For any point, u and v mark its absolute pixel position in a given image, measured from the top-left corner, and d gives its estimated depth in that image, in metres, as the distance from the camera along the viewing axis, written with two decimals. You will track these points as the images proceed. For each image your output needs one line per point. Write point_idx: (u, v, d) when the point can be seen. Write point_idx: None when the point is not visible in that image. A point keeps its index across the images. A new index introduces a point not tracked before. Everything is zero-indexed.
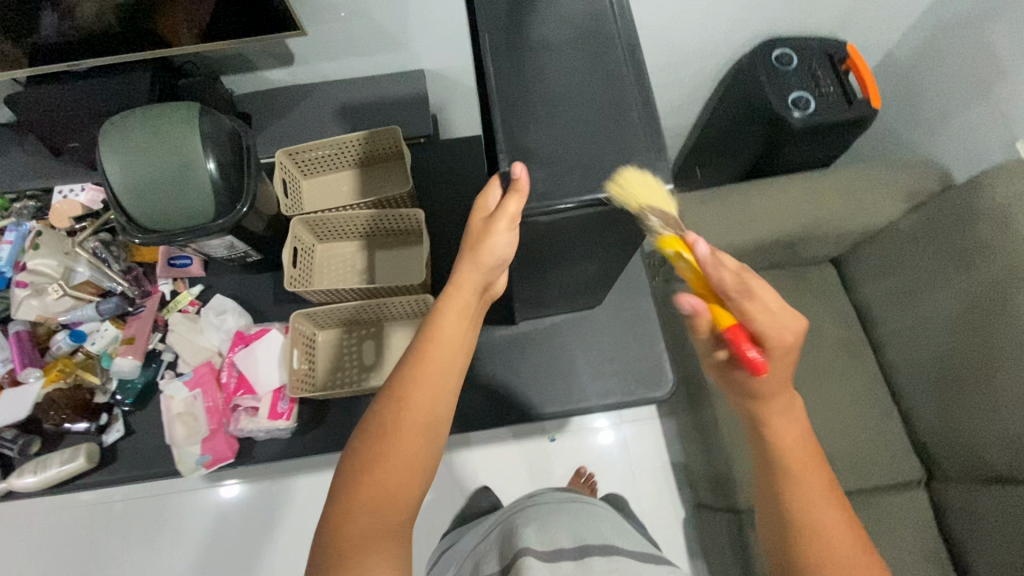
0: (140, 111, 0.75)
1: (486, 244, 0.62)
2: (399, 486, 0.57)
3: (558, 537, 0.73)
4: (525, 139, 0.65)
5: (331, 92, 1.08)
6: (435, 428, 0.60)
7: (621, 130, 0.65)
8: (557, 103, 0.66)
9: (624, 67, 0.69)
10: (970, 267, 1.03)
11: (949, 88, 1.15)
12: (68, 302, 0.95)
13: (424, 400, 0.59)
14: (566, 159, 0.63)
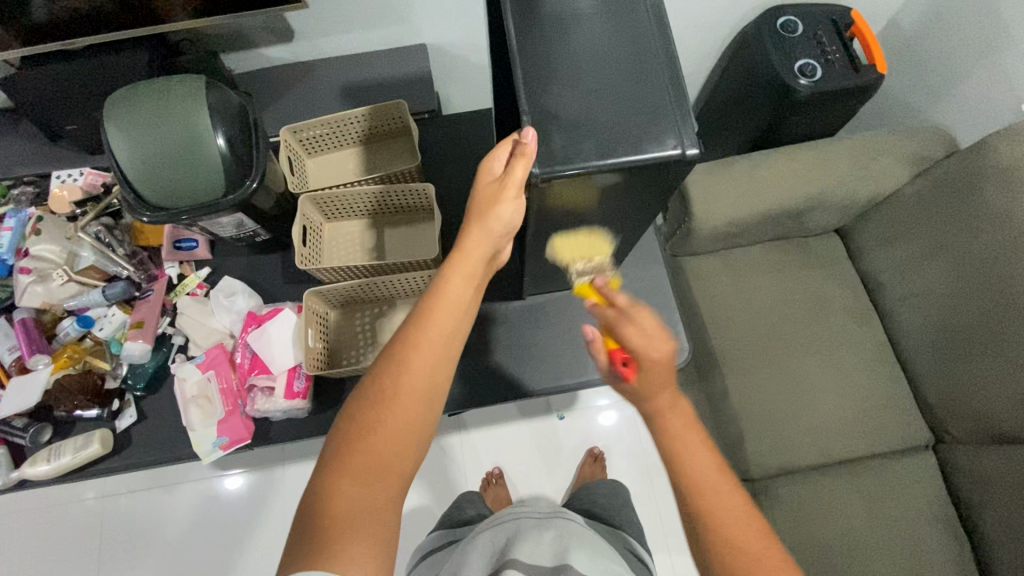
0: (145, 85, 0.73)
1: (493, 212, 0.64)
2: (393, 456, 0.56)
3: (545, 549, 0.77)
4: (547, 103, 0.63)
5: (333, 69, 1.06)
6: (434, 396, 0.60)
7: (645, 94, 0.64)
8: (579, 65, 0.65)
9: (650, 30, 0.67)
10: (978, 230, 1.04)
11: (954, 52, 1.15)
12: (73, 287, 0.93)
13: (424, 365, 0.59)
14: (588, 123, 0.63)
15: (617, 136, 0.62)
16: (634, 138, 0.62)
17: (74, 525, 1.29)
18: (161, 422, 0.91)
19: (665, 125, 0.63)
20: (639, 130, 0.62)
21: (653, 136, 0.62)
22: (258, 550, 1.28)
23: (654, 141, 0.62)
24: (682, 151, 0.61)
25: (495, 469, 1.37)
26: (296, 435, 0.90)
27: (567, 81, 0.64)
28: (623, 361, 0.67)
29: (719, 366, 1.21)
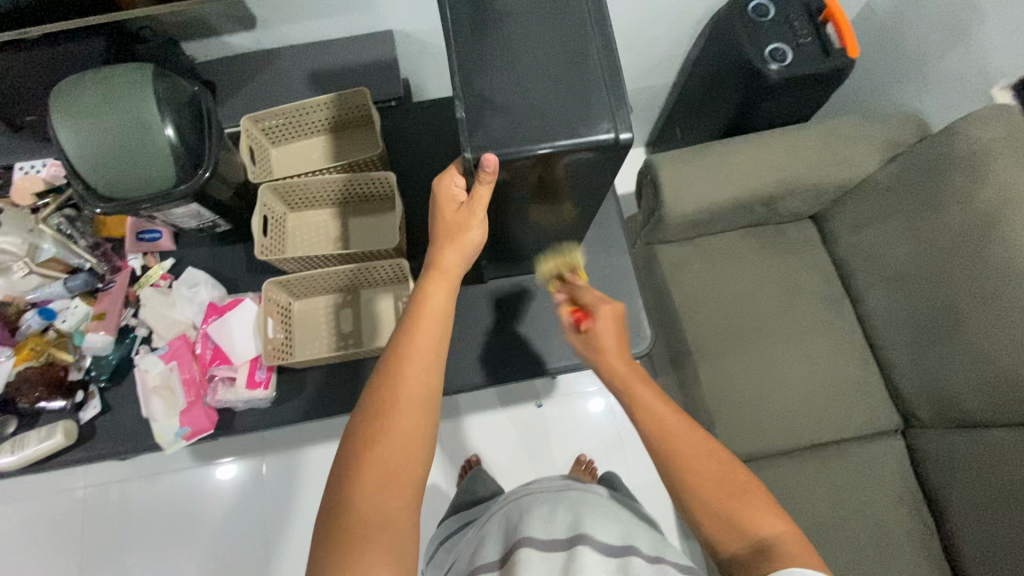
0: (92, 74, 0.75)
1: (463, 233, 0.67)
2: (403, 467, 0.56)
3: (558, 524, 0.66)
4: (483, 87, 0.64)
5: (297, 57, 1.04)
6: (430, 404, 0.60)
7: (579, 78, 0.64)
8: (515, 49, 0.65)
9: (588, 12, 0.67)
10: (945, 216, 1.04)
11: (926, 35, 1.14)
12: (35, 280, 0.94)
13: (416, 373, 0.60)
14: (522, 107, 0.63)
15: (551, 121, 0.62)
16: (569, 124, 0.62)
17: (56, 516, 1.31)
18: (125, 414, 0.91)
19: (600, 111, 0.63)
20: (575, 115, 0.63)
21: (588, 121, 0.63)
22: (263, 544, 1.29)
23: (587, 126, 0.62)
24: (616, 137, 0.62)
25: (472, 455, 1.37)
26: (261, 424, 0.91)
27: (501, 65, 0.64)
28: (579, 318, 0.78)
29: (691, 354, 1.22)
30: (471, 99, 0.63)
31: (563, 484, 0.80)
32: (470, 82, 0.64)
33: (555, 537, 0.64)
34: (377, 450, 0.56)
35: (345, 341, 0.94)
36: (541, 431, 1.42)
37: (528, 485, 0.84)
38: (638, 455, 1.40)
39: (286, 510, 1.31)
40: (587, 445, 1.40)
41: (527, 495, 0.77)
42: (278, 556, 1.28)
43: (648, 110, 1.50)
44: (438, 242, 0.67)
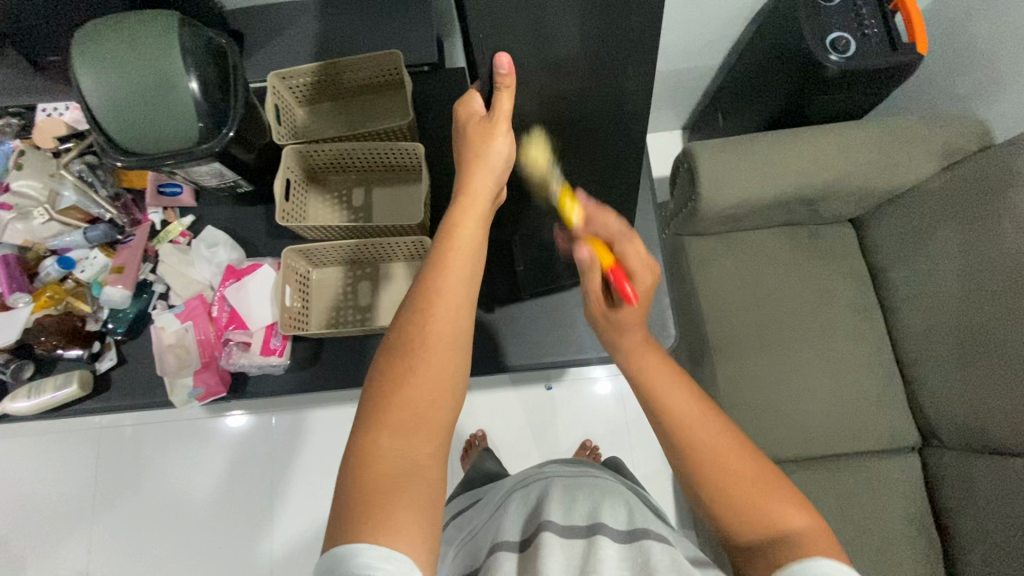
0: (117, 18, 0.72)
1: (487, 149, 0.62)
2: (430, 411, 0.54)
3: (579, 510, 0.65)
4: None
5: (327, 7, 0.98)
6: (461, 342, 0.57)
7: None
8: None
9: None
10: (998, 236, 0.98)
11: (1004, 34, 1.04)
12: (55, 226, 0.93)
13: (447, 314, 0.56)
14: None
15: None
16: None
17: (69, 453, 1.34)
18: (140, 369, 0.93)
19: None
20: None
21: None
22: (270, 498, 1.31)
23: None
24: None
25: (478, 432, 1.38)
26: (271, 390, 0.92)
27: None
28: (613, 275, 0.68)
29: (709, 352, 1.19)
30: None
31: (578, 467, 0.78)
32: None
33: (575, 524, 0.62)
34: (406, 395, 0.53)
35: (362, 314, 0.92)
36: (550, 412, 1.41)
37: (543, 465, 0.81)
38: (644, 444, 1.39)
39: (292, 468, 1.33)
40: (593, 430, 1.39)
41: (543, 474, 0.75)
42: (284, 511, 1.31)
43: (690, 92, 1.42)
44: (464, 162, 0.62)
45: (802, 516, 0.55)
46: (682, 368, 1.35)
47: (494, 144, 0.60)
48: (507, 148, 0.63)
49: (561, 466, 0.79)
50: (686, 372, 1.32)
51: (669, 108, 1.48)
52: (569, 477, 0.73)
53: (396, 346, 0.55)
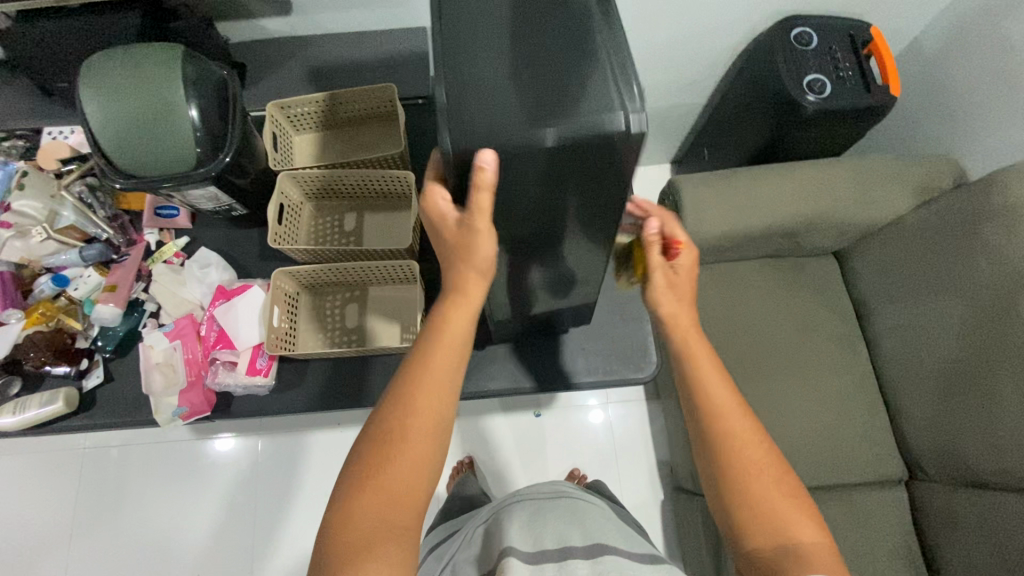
0: (123, 49, 0.76)
1: (472, 251, 0.56)
2: (407, 494, 0.55)
3: (546, 534, 0.64)
4: (463, 26, 0.56)
5: (328, 44, 1.04)
6: (442, 430, 0.58)
7: (589, 10, 0.57)
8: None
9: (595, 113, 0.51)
10: (974, 269, 1.00)
11: (975, 80, 1.10)
12: (53, 245, 0.95)
13: (429, 403, 0.57)
14: (518, 32, 0.56)
15: (554, 73, 0.53)
16: (572, 106, 0.51)
17: (55, 473, 1.34)
18: (126, 387, 0.93)
19: (610, 67, 0.54)
20: (618, 65, 0.54)
21: (591, 103, 0.51)
22: (252, 523, 1.30)
23: (596, 108, 0.51)
24: (624, 120, 0.50)
25: (466, 458, 1.37)
26: (256, 411, 0.92)
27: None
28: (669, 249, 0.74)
29: None
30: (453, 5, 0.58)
31: (552, 491, 0.77)
32: (453, 9, 0.58)
33: (544, 549, 0.61)
34: (382, 474, 0.55)
35: (349, 336, 0.94)
36: (539, 441, 1.40)
37: (519, 492, 0.80)
38: (632, 475, 1.38)
39: (274, 492, 1.32)
40: (582, 459, 1.39)
41: (515, 503, 0.74)
42: (265, 537, 1.29)
43: (679, 128, 1.47)
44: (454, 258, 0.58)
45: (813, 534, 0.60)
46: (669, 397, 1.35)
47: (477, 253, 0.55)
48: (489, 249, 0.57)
49: (535, 493, 0.78)
50: (673, 402, 1.31)
51: (658, 143, 1.54)
52: (541, 504, 0.72)
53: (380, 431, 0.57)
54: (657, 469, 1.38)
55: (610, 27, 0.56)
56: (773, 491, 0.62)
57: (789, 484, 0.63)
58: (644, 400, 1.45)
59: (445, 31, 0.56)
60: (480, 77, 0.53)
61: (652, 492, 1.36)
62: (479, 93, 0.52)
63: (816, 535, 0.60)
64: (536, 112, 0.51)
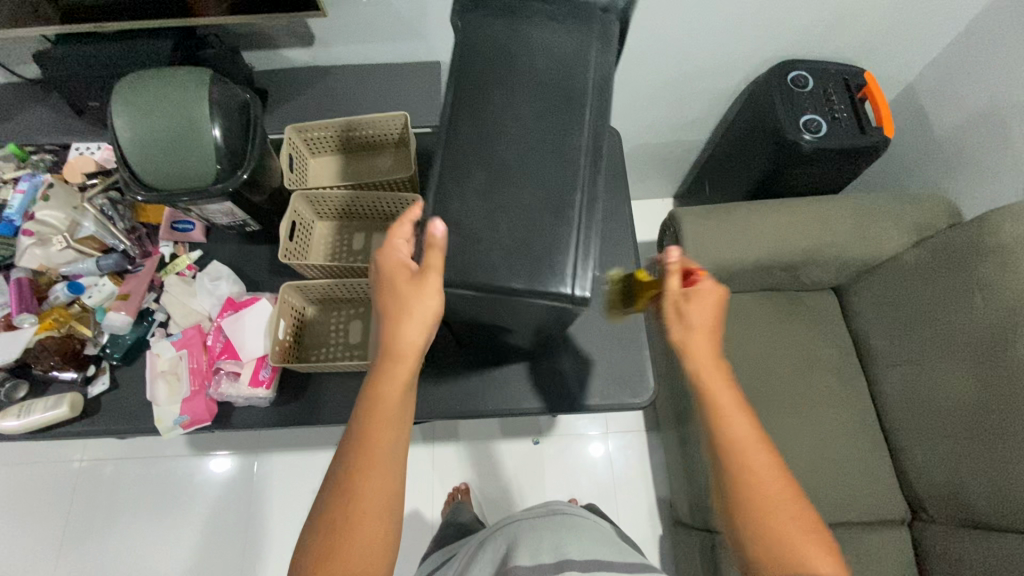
0: (154, 72, 0.81)
1: (415, 307, 0.59)
2: (364, 569, 0.58)
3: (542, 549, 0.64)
4: (465, 151, 0.60)
5: (347, 74, 1.10)
6: (395, 500, 0.61)
7: (580, 158, 0.61)
8: (538, 83, 0.63)
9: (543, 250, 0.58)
10: (970, 306, 1.01)
11: (966, 124, 1.13)
12: (71, 254, 0.98)
13: (379, 477, 0.60)
14: (507, 172, 0.60)
15: (528, 226, 0.58)
16: (533, 266, 0.57)
17: (53, 486, 1.35)
18: (130, 395, 0.95)
19: (575, 232, 0.58)
20: (587, 229, 0.59)
21: (550, 269, 0.57)
22: (242, 543, 1.31)
23: (550, 277, 0.57)
24: (572, 293, 0.57)
25: (462, 484, 1.36)
26: (256, 422, 0.93)
27: (500, 102, 0.62)
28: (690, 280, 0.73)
29: (694, 411, 1.19)
30: (462, 128, 0.61)
31: (546, 510, 0.78)
32: (462, 132, 0.61)
33: (541, 562, 0.61)
34: (338, 555, 0.58)
35: (351, 351, 0.96)
36: (536, 469, 1.39)
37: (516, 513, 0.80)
38: (630, 508, 1.36)
39: (267, 512, 1.33)
40: (579, 489, 1.37)
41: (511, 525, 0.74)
42: (255, 559, 1.29)
43: (681, 164, 1.52)
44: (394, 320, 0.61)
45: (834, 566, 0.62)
46: (668, 429, 1.34)
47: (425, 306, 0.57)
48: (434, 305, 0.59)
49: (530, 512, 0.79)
50: (672, 433, 1.31)
51: (661, 177, 1.58)
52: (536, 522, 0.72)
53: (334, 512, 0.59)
54: (655, 502, 1.37)
55: (591, 183, 0.60)
56: (789, 526, 0.63)
57: (805, 519, 0.64)
58: (643, 432, 1.44)
59: (449, 161, 0.60)
60: (467, 223, 0.58)
61: (651, 526, 1.34)
62: (459, 241, 0.58)
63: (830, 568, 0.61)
64: (502, 241, 0.58)
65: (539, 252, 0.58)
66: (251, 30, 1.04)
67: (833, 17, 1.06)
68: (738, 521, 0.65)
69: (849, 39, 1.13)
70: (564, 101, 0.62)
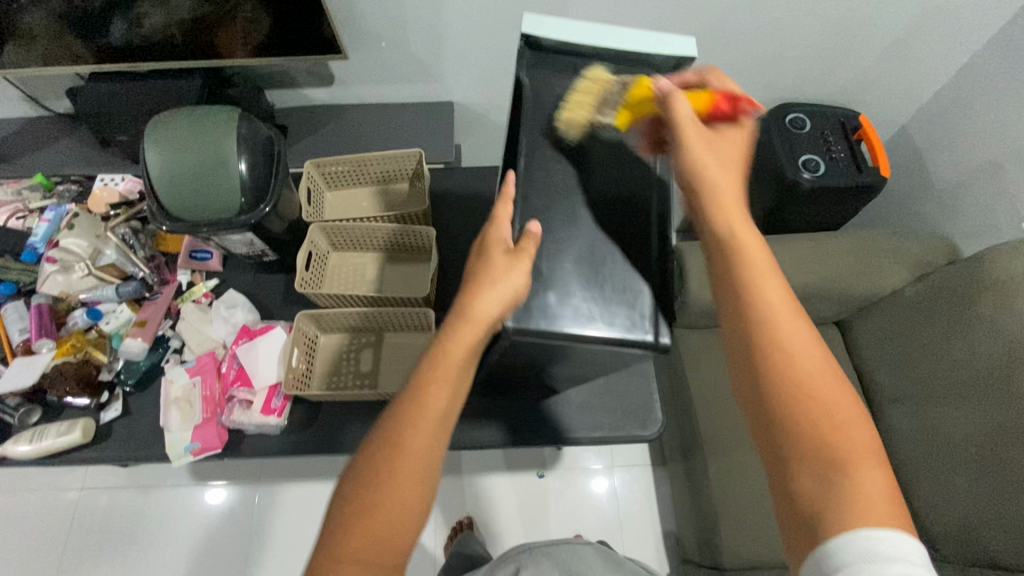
0: (187, 110, 0.85)
1: (501, 279, 0.60)
2: (395, 533, 0.53)
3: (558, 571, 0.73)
4: (544, 210, 0.69)
5: (364, 113, 1.16)
6: (434, 471, 0.56)
7: (644, 220, 0.70)
8: (598, 149, 0.72)
9: (624, 304, 0.67)
10: (972, 339, 1.02)
11: (958, 165, 1.18)
12: (91, 281, 1.01)
13: (424, 438, 0.56)
14: (582, 231, 0.69)
15: (605, 282, 0.67)
16: (612, 317, 0.66)
17: (50, 514, 1.33)
18: (142, 421, 0.95)
19: (647, 288, 0.68)
20: (655, 284, 0.68)
21: (628, 320, 0.66)
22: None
23: (631, 324, 0.66)
24: (653, 339, 0.65)
25: (465, 518, 1.34)
26: (266, 451, 0.93)
27: (570, 168, 0.71)
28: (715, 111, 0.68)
29: (701, 444, 1.19)
30: (539, 190, 0.69)
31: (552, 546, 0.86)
32: (540, 193, 0.69)
33: None
34: (371, 513, 0.52)
35: (361, 380, 0.97)
36: (540, 503, 1.37)
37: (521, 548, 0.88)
38: (636, 545, 1.34)
39: (266, 545, 1.31)
40: (584, 524, 1.36)
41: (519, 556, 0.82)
42: None
43: None
44: (474, 284, 0.60)
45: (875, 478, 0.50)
46: (674, 463, 1.34)
47: (514, 283, 0.59)
48: (523, 287, 0.61)
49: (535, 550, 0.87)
50: (679, 467, 1.30)
51: None
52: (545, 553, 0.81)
53: (372, 467, 0.54)
54: (662, 539, 1.34)
55: (652, 241, 0.70)
56: (831, 430, 0.51)
57: (855, 432, 0.51)
58: (648, 466, 1.43)
59: (526, 217, 0.68)
60: (553, 278, 0.66)
61: (657, 565, 1.31)
62: (543, 289, 0.65)
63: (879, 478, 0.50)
64: (587, 295, 0.67)
65: (620, 301, 0.67)
66: (276, 72, 1.10)
67: (825, 61, 1.12)
68: (771, 418, 0.54)
69: (843, 84, 1.19)
70: (623, 168, 0.72)
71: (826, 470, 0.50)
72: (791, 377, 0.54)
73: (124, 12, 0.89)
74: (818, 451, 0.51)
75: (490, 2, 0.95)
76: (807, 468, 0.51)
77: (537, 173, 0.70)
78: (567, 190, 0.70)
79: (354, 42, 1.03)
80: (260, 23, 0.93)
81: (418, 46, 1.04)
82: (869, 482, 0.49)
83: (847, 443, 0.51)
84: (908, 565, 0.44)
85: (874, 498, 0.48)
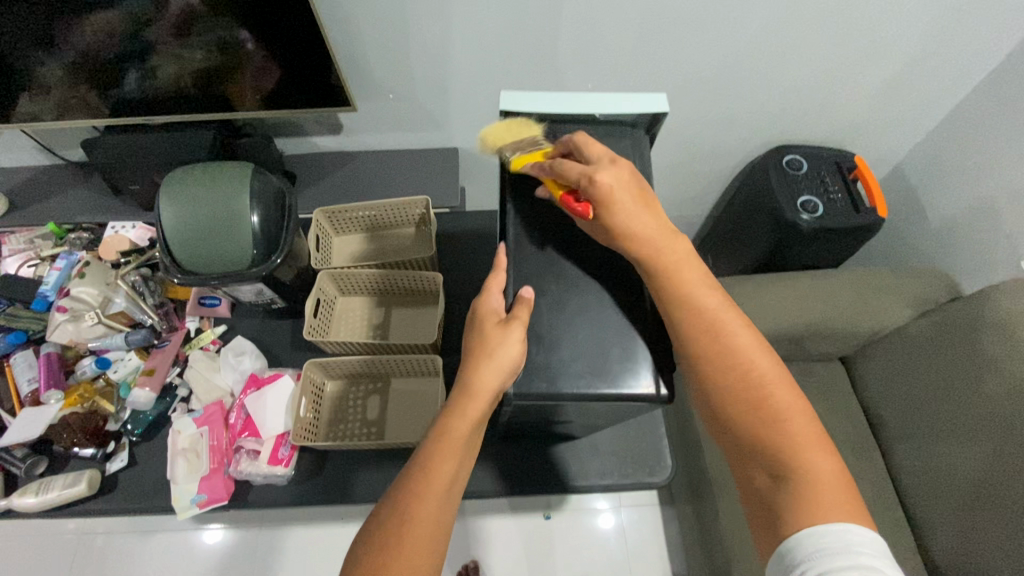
0: (201, 167, 0.88)
1: (499, 347, 0.62)
2: None
3: None
4: (531, 270, 0.71)
5: (371, 159, 1.19)
6: (439, 546, 0.55)
7: (637, 273, 0.72)
8: None
9: (620, 359, 0.67)
10: (979, 380, 1.02)
11: (954, 203, 1.20)
12: (101, 329, 1.01)
13: (430, 510, 0.55)
14: (574, 288, 0.71)
15: (607, 337, 0.68)
16: (612, 373, 0.66)
17: (43, 560, 1.30)
18: (148, 471, 0.95)
19: (646, 339, 0.68)
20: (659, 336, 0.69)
21: (629, 373, 0.66)
22: None
23: (628, 378, 0.66)
24: (655, 391, 0.65)
25: (471, 562, 1.31)
26: (273, 501, 0.92)
27: (558, 227, 0.74)
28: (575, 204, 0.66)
29: (710, 485, 1.18)
30: (529, 252, 0.73)
31: None
32: (531, 263, 0.72)
33: None
34: None
35: (368, 428, 0.97)
36: (546, 545, 1.35)
37: None
38: None
39: None
40: (591, 566, 1.33)
41: None
42: None
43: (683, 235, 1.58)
44: (475, 356, 0.62)
45: (827, 463, 0.54)
46: (683, 502, 1.32)
47: (509, 349, 0.61)
48: (519, 354, 0.63)
49: None
50: (688, 507, 1.28)
51: None
52: None
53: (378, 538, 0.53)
54: None
55: (648, 291, 0.71)
56: (786, 420, 0.56)
57: (804, 418, 0.56)
58: (656, 505, 1.41)
59: (518, 280, 0.71)
60: (551, 336, 0.68)
61: None
62: (541, 351, 0.67)
63: (832, 467, 0.54)
64: (581, 350, 0.67)
65: (616, 356, 0.67)
66: (286, 121, 1.13)
67: (819, 104, 1.16)
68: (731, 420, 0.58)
69: (837, 126, 1.22)
70: None
71: (783, 465, 0.54)
72: (739, 379, 0.58)
73: (138, 61, 0.92)
74: (778, 444, 0.55)
75: (495, 56, 0.99)
76: (765, 466, 0.55)
77: (523, 235, 0.73)
78: (552, 249, 0.73)
79: (362, 93, 1.06)
80: (269, 75, 0.96)
81: (425, 96, 1.08)
82: (818, 467, 0.53)
83: (797, 433, 0.55)
84: (862, 560, 0.47)
85: (825, 481, 0.52)
